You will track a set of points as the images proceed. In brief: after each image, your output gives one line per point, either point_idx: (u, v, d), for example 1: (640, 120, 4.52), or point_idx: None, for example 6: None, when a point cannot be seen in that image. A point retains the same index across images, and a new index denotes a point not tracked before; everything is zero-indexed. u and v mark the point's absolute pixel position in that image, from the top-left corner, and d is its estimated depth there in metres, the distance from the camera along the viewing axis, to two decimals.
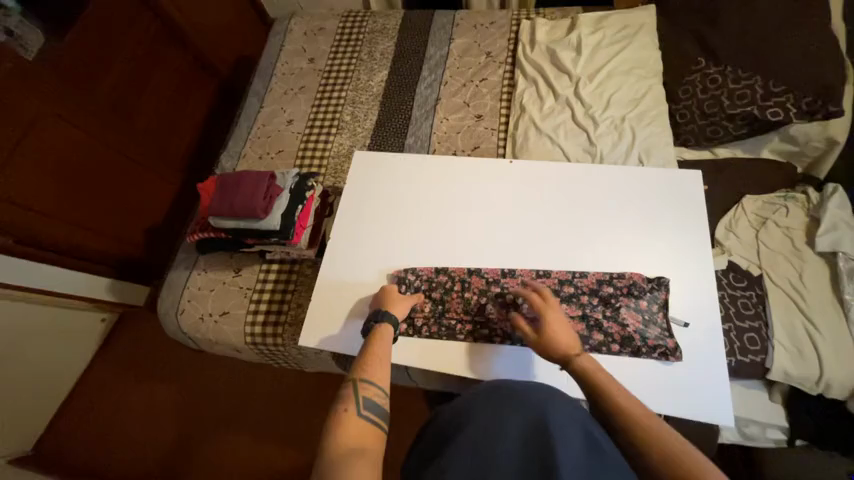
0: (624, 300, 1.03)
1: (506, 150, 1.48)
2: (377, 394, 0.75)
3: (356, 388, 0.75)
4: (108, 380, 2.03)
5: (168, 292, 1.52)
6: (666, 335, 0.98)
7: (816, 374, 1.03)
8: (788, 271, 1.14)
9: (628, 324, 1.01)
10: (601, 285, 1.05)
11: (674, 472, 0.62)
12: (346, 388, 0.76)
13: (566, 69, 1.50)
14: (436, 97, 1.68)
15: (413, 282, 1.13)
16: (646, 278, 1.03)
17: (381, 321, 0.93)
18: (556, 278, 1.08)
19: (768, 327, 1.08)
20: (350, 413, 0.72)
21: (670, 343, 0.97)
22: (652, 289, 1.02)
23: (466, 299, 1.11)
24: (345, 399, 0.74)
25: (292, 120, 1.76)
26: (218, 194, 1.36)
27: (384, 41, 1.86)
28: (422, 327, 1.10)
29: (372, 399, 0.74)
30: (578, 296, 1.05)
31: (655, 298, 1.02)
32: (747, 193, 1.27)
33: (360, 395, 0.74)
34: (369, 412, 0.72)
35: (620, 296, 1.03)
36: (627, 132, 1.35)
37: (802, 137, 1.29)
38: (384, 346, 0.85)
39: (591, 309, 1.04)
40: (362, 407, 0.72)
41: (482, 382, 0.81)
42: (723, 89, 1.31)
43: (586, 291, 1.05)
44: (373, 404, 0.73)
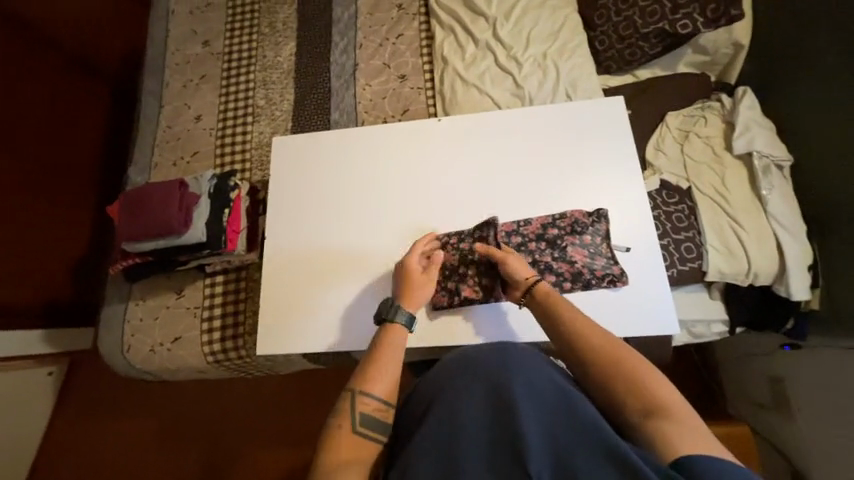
0: (570, 239, 1.05)
1: (436, 108, 1.42)
2: (376, 409, 0.75)
3: (354, 403, 0.74)
4: (73, 435, 1.88)
5: (106, 332, 1.38)
6: (611, 264, 1.02)
7: (746, 267, 1.13)
8: (713, 178, 1.21)
9: (575, 260, 1.04)
10: (545, 228, 1.06)
11: (659, 425, 0.64)
12: (345, 399, 0.75)
13: (480, 11, 1.42)
14: (353, 64, 1.55)
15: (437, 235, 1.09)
16: (586, 213, 1.06)
17: (389, 320, 0.86)
18: (503, 230, 1.08)
19: (701, 234, 1.15)
20: (344, 428, 0.72)
21: (616, 270, 1.02)
22: (594, 222, 1.05)
23: (461, 254, 1.07)
24: (342, 412, 0.74)
25: (200, 116, 1.58)
26: (129, 215, 1.26)
27: (284, 9, 1.67)
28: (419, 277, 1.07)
29: (370, 415, 0.74)
30: (526, 244, 1.06)
31: (598, 230, 1.04)
32: (668, 110, 1.30)
33: (357, 409, 0.74)
34: (365, 429, 0.72)
35: (564, 234, 1.06)
36: (551, 68, 1.32)
37: (711, 46, 1.33)
38: (389, 355, 0.80)
39: (540, 254, 1.06)
40: (358, 424, 0.72)
41: (461, 351, 0.79)
42: (635, 8, 1.30)
43: (533, 237, 1.06)
44: (369, 420, 0.74)
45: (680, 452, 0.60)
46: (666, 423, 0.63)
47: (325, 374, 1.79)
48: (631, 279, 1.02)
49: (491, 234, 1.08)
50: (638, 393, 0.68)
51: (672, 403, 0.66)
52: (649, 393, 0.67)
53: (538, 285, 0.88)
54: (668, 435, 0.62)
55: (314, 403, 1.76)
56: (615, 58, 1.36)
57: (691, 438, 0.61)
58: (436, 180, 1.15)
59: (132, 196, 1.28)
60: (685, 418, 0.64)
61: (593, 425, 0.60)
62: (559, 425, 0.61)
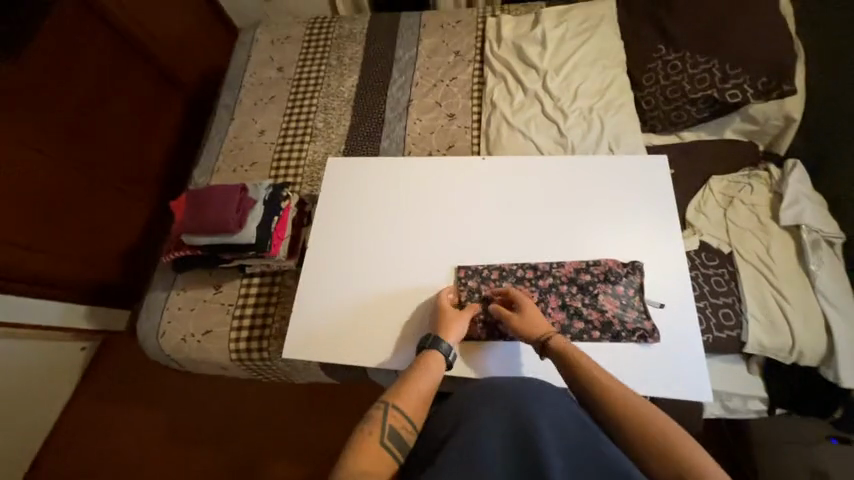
0: (603, 287, 1.05)
1: (480, 147, 1.50)
2: (403, 426, 0.78)
3: (386, 414, 0.79)
4: (91, 411, 1.96)
5: (147, 315, 1.48)
6: (643, 318, 1.00)
7: (789, 343, 1.07)
8: (756, 245, 1.18)
9: (606, 309, 1.03)
10: (578, 273, 1.07)
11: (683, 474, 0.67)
12: (378, 409, 0.80)
13: (532, 63, 1.52)
14: (407, 99, 1.68)
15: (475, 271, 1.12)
16: (620, 263, 1.06)
17: (427, 347, 0.93)
18: (536, 271, 1.09)
19: (741, 301, 1.11)
20: (373, 436, 0.76)
21: (647, 325, 0.99)
22: (628, 273, 1.04)
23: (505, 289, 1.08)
24: (373, 420, 0.78)
25: (264, 130, 1.74)
26: (189, 211, 1.36)
27: (352, 46, 1.85)
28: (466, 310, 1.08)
29: (398, 430, 0.78)
30: (557, 286, 1.07)
31: (631, 282, 1.04)
32: (712, 173, 1.30)
33: (387, 421, 0.78)
34: (391, 443, 0.76)
35: (598, 281, 1.05)
36: (596, 122, 1.38)
37: (761, 115, 1.34)
38: (427, 380, 0.86)
39: (571, 298, 1.05)
40: (385, 435, 0.76)
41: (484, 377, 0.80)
42: (684, 74, 1.35)
43: (565, 280, 1.07)
44: (396, 435, 0.77)
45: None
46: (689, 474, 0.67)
47: (335, 391, 1.79)
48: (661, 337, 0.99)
49: (523, 272, 1.09)
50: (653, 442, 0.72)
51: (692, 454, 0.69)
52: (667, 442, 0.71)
53: (552, 343, 0.90)
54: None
55: (321, 419, 1.75)
56: (661, 118, 1.40)
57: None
58: (473, 213, 1.20)
59: (194, 194, 1.39)
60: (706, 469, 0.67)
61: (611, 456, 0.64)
62: (579, 456, 0.64)
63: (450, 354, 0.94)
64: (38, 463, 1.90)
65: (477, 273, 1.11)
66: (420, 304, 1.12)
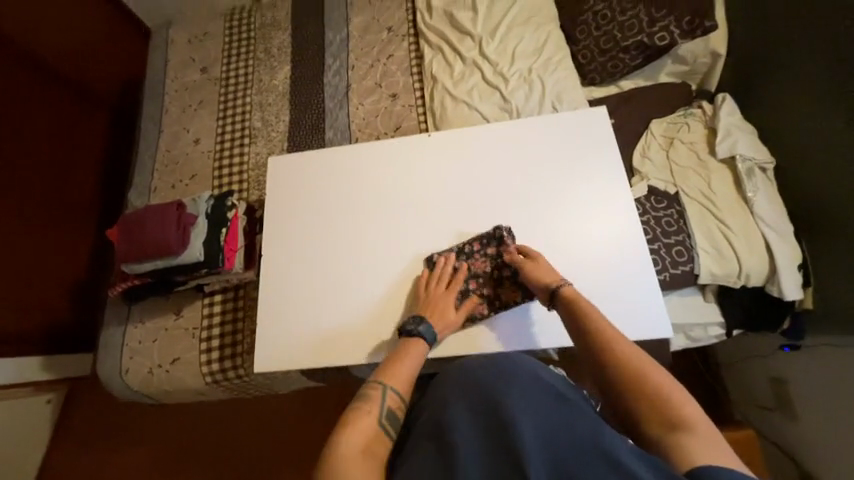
0: (480, 267, 1.07)
1: (428, 124, 1.46)
2: (400, 407, 0.77)
3: (382, 395, 0.77)
4: (71, 463, 1.86)
5: (105, 355, 1.38)
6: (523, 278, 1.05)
7: (737, 268, 1.14)
8: (698, 182, 1.23)
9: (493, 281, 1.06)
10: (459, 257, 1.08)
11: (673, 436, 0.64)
12: (375, 388, 0.78)
13: (466, 30, 1.48)
14: (346, 84, 1.60)
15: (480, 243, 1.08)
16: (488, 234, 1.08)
17: (415, 332, 0.92)
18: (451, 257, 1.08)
19: (691, 237, 1.17)
20: (370, 417, 0.73)
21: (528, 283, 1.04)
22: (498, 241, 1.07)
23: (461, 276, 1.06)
24: (370, 400, 0.76)
25: (199, 139, 1.62)
26: (126, 238, 1.27)
27: (277, 35, 1.74)
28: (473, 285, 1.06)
29: (394, 411, 0.76)
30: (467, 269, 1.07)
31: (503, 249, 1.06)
32: (652, 118, 1.34)
33: (385, 401, 0.76)
34: (388, 425, 0.74)
35: (473, 259, 1.08)
36: (537, 82, 1.37)
37: (690, 55, 1.38)
38: (415, 359, 0.86)
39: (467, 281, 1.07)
40: (383, 415, 0.74)
41: (462, 362, 0.77)
42: (613, 23, 1.36)
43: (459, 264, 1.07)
44: (392, 415, 0.75)
45: (698, 462, 0.60)
46: (679, 437, 0.64)
47: (325, 392, 1.77)
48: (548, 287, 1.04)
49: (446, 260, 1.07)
50: (655, 412, 0.67)
51: (684, 415, 0.65)
52: (672, 412, 0.66)
53: (563, 291, 0.88)
54: (686, 446, 0.62)
55: (316, 423, 1.74)
56: (599, 70, 1.41)
57: (700, 444, 0.62)
58: (427, 193, 1.17)
59: (129, 219, 1.30)
60: (699, 428, 0.64)
61: (589, 425, 0.61)
62: (554, 426, 0.61)
63: (432, 341, 0.95)
64: None
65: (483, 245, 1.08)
66: (388, 294, 1.10)
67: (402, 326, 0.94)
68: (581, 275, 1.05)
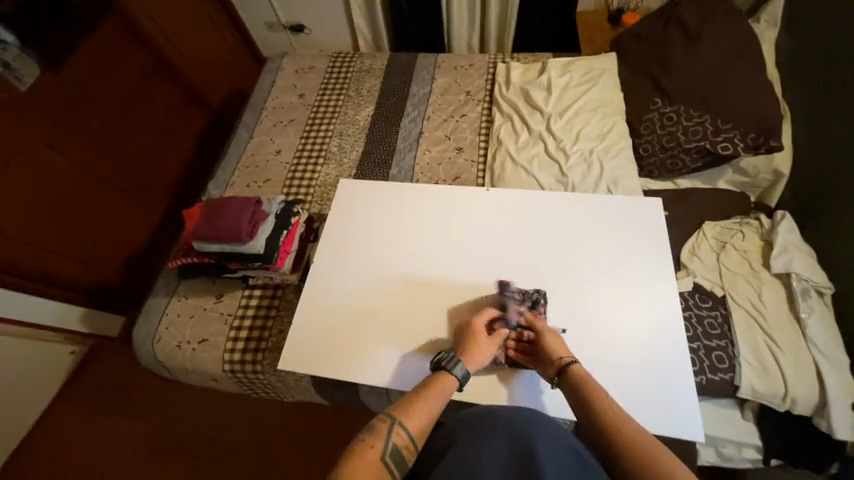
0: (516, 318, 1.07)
1: (485, 180, 1.58)
2: (405, 444, 0.80)
3: (389, 429, 0.80)
4: (72, 416, 1.94)
5: (145, 320, 1.49)
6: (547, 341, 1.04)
7: (782, 390, 1.07)
8: (748, 290, 1.21)
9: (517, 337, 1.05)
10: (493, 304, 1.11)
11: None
12: (383, 422, 0.82)
13: (538, 107, 1.63)
14: (419, 131, 1.78)
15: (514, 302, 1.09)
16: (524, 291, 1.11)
17: (443, 367, 0.93)
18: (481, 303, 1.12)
19: (734, 345, 1.13)
20: (374, 450, 0.78)
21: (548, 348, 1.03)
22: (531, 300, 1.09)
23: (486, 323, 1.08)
24: (376, 433, 0.80)
25: (281, 150, 1.83)
26: (202, 219, 1.39)
27: (370, 80, 1.99)
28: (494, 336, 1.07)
29: (399, 448, 0.79)
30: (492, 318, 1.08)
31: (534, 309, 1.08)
32: (706, 219, 1.36)
33: (391, 436, 0.80)
34: (390, 460, 0.78)
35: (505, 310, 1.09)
36: (596, 164, 1.46)
37: (752, 169, 1.43)
38: (434, 399, 0.88)
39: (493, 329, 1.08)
40: (387, 450, 0.78)
41: (499, 406, 0.86)
42: (678, 126, 1.44)
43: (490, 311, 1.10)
44: (397, 451, 0.79)
45: None
46: None
47: (324, 412, 1.76)
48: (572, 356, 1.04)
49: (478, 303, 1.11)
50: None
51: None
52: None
53: (573, 367, 0.92)
54: None
55: (305, 441, 1.72)
56: (658, 164, 1.48)
57: None
58: (473, 241, 1.24)
59: (208, 204, 1.44)
60: None
61: None
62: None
63: (464, 379, 0.94)
64: (9, 469, 1.85)
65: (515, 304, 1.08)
66: (419, 326, 1.13)
67: (435, 360, 0.95)
68: (611, 353, 1.04)
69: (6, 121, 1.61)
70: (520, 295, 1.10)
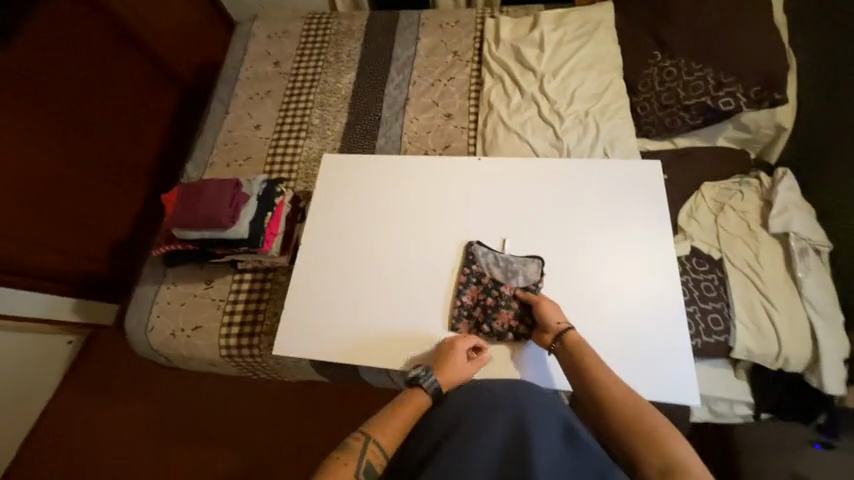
0: (504, 317, 1.06)
1: (477, 149, 1.50)
2: (380, 462, 0.79)
3: (362, 448, 0.80)
4: (77, 403, 1.97)
5: (135, 309, 1.46)
6: (526, 321, 1.05)
7: (775, 349, 1.08)
8: (745, 251, 1.19)
9: (502, 314, 1.06)
10: (490, 281, 1.10)
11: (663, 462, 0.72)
12: (356, 440, 0.81)
13: (530, 65, 1.52)
14: (405, 98, 1.68)
15: (507, 284, 1.09)
16: (526, 269, 1.09)
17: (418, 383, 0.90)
18: (478, 279, 1.11)
19: (730, 307, 1.13)
20: (349, 467, 0.77)
21: (523, 328, 1.05)
22: (527, 280, 1.08)
23: (480, 297, 1.09)
24: (350, 451, 0.80)
25: (260, 125, 1.72)
26: (180, 205, 1.32)
27: (350, 43, 1.85)
28: (486, 310, 1.07)
29: (373, 465, 0.79)
30: (486, 293, 1.09)
31: (526, 289, 1.07)
32: (705, 180, 1.33)
33: (365, 455, 0.79)
34: (365, 477, 0.77)
35: (498, 288, 1.09)
36: (592, 126, 1.39)
37: (753, 124, 1.36)
38: (409, 413, 0.86)
39: (486, 303, 1.08)
40: (361, 469, 0.78)
41: (490, 382, 0.88)
42: (679, 80, 1.36)
43: (486, 286, 1.09)
44: (371, 469, 0.79)
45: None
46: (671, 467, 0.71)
47: (327, 387, 1.80)
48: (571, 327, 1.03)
49: (475, 280, 1.11)
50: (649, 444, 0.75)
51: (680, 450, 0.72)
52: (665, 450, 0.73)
53: (569, 334, 0.95)
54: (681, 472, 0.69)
55: (310, 416, 1.76)
56: (655, 124, 1.42)
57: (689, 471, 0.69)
58: (466, 214, 1.20)
59: (186, 189, 1.35)
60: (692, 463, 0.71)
61: (595, 462, 0.72)
62: (564, 456, 0.73)
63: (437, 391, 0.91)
64: (23, 456, 1.90)
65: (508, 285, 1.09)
66: (414, 304, 1.12)
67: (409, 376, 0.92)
68: (609, 321, 1.03)
69: None
70: (518, 275, 1.09)
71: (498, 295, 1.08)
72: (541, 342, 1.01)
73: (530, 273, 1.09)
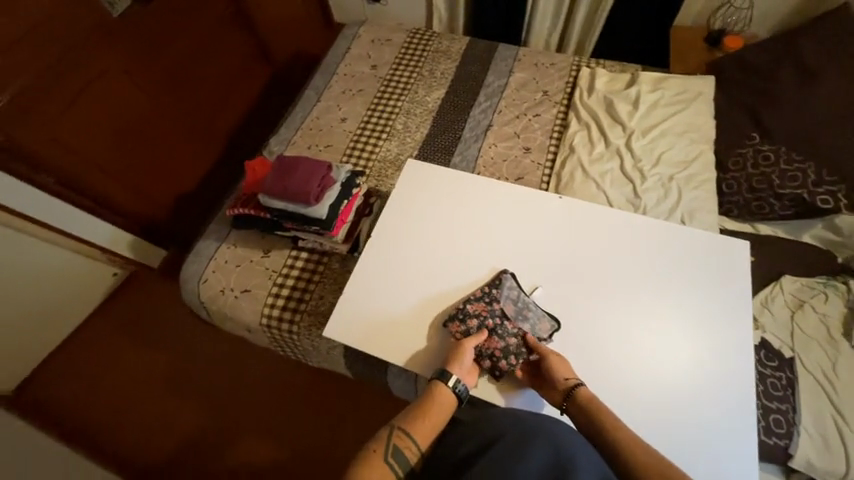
0: (493, 343, 1.05)
1: (550, 187, 1.52)
2: (408, 447, 0.86)
3: (388, 434, 0.86)
4: (107, 334, 2.05)
5: (194, 259, 1.53)
6: (510, 362, 1.04)
7: (842, 470, 0.99)
8: (821, 358, 1.12)
9: (493, 341, 1.06)
10: (500, 310, 1.09)
11: None
12: (383, 430, 0.87)
13: (620, 120, 1.54)
14: (488, 123, 1.73)
15: (513, 323, 1.07)
16: (538, 321, 1.08)
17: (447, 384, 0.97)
18: (491, 303, 1.10)
19: (795, 412, 1.06)
20: (377, 453, 0.84)
21: (502, 364, 1.04)
22: (532, 331, 1.07)
23: (483, 316, 1.08)
24: (378, 439, 0.86)
25: (345, 119, 1.82)
26: (272, 174, 1.38)
27: (446, 62, 1.94)
28: (480, 330, 1.07)
29: (401, 449, 0.85)
30: (490, 317, 1.08)
31: (526, 337, 1.06)
32: (786, 273, 1.27)
33: (392, 441, 0.85)
34: (393, 461, 0.83)
35: (503, 322, 1.08)
36: (674, 192, 1.38)
37: (846, 228, 1.27)
38: (432, 406, 0.93)
39: (484, 324, 1.08)
40: (389, 453, 0.84)
41: (524, 412, 0.87)
42: (775, 167, 1.34)
43: (493, 313, 1.08)
44: (400, 453, 0.84)
45: None
46: None
47: (342, 381, 1.81)
48: (606, 386, 1.01)
49: (487, 301, 1.10)
50: None
51: None
52: None
53: (580, 390, 0.95)
54: None
55: (319, 406, 1.77)
56: (739, 205, 1.40)
57: None
58: (533, 247, 1.20)
59: (281, 161, 1.42)
60: None
61: None
62: None
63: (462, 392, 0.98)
64: (46, 369, 1.99)
65: (513, 326, 1.07)
66: None
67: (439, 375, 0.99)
68: (661, 391, 1.00)
69: (97, 44, 1.65)
70: (527, 321, 1.08)
71: (501, 329, 1.07)
72: (550, 399, 1.00)
73: (539, 327, 1.08)
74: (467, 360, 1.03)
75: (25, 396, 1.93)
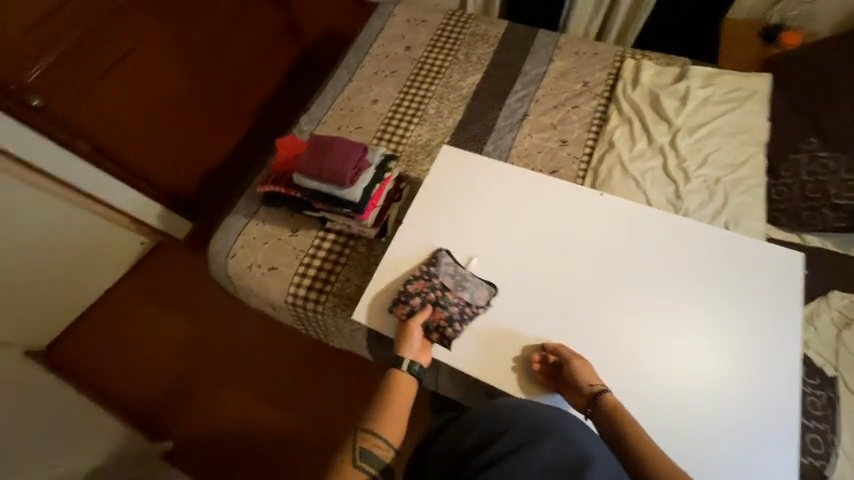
0: (437, 315, 1.09)
1: (585, 182, 1.47)
2: (375, 445, 0.88)
3: (352, 440, 0.88)
4: (134, 300, 2.11)
5: (222, 234, 1.54)
6: (456, 330, 1.07)
7: None
8: None
9: (437, 315, 1.09)
10: (437, 285, 1.12)
11: None
12: (348, 437, 0.89)
13: (666, 116, 1.46)
14: (524, 113, 1.67)
15: (450, 293, 1.11)
16: (475, 289, 1.11)
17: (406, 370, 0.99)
18: (427, 280, 1.13)
19: (834, 433, 1.02)
20: (347, 461, 0.86)
21: (450, 333, 1.07)
22: (473, 297, 1.11)
23: (423, 292, 1.11)
24: (344, 447, 0.88)
25: (377, 100, 1.79)
26: (307, 154, 1.37)
27: (484, 47, 1.87)
28: (421, 306, 1.10)
29: (368, 449, 0.87)
30: (427, 292, 1.11)
31: (467, 304, 1.10)
32: (834, 288, 1.21)
33: (358, 444, 0.88)
34: (364, 462, 0.86)
35: (441, 294, 1.11)
36: (719, 196, 1.32)
37: None
38: (394, 398, 0.95)
39: (423, 300, 1.11)
40: (357, 457, 0.86)
41: (528, 402, 0.86)
42: (833, 176, 1.26)
43: (430, 288, 1.12)
44: (369, 453, 0.87)
45: None
46: None
47: (358, 363, 1.84)
48: (637, 390, 0.99)
49: (423, 277, 1.13)
50: None
51: None
52: None
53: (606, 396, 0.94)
54: None
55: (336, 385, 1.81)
56: (788, 214, 1.32)
57: None
58: (568, 243, 1.17)
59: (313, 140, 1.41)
60: None
61: None
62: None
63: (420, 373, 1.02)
64: (77, 331, 2.06)
65: (451, 296, 1.10)
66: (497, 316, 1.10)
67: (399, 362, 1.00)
68: (694, 400, 0.98)
69: None
70: (464, 289, 1.11)
71: (440, 302, 1.10)
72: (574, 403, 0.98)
73: (477, 295, 1.11)
74: (415, 336, 1.06)
75: (57, 354, 2.01)
